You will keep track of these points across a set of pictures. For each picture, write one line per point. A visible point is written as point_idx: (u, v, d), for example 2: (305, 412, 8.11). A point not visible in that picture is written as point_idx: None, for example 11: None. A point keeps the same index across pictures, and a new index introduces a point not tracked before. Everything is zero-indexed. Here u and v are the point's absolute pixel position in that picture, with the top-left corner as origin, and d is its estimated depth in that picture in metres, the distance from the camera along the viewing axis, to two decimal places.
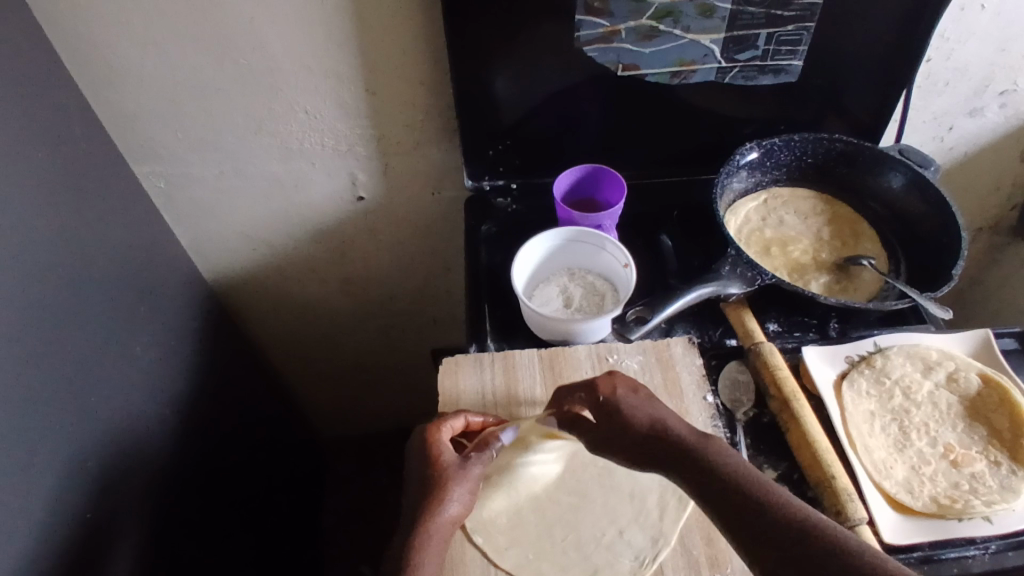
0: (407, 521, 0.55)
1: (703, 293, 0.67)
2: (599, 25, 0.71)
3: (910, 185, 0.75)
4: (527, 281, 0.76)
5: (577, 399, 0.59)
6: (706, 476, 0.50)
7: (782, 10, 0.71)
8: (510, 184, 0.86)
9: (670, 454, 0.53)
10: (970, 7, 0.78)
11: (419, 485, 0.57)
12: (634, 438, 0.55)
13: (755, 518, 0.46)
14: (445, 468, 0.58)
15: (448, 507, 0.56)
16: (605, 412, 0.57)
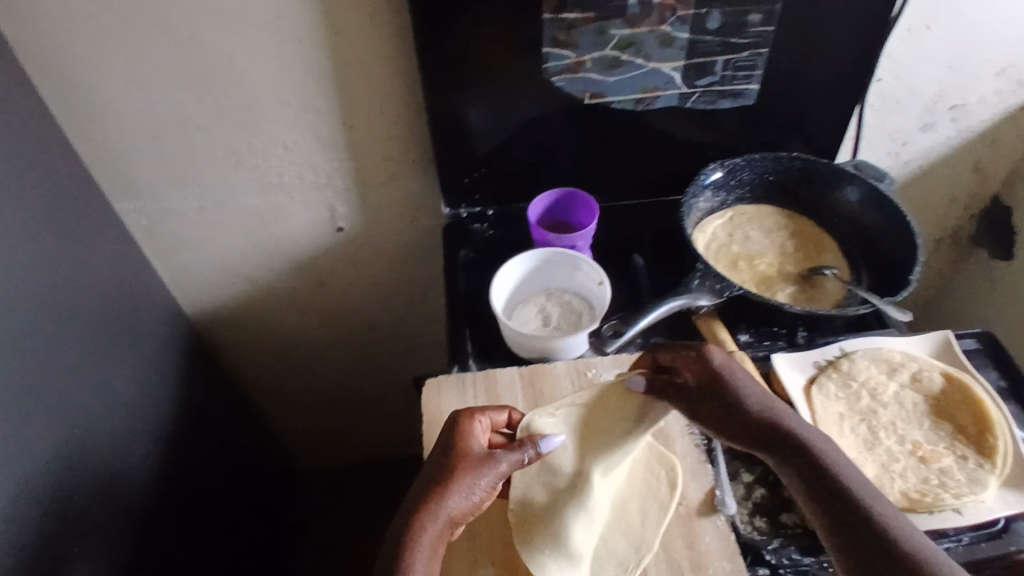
0: (419, 490, 0.55)
1: (674, 305, 0.69)
2: (566, 55, 0.75)
3: (865, 197, 0.79)
4: (507, 302, 0.78)
5: (683, 358, 0.59)
6: (821, 482, 0.53)
7: (738, 37, 0.76)
8: (485, 211, 0.89)
9: (782, 445, 0.55)
10: (916, 28, 0.83)
11: (432, 470, 0.56)
12: (744, 419, 0.57)
13: (863, 531, 0.50)
14: (461, 458, 0.56)
15: (451, 503, 0.54)
16: (714, 382, 0.57)
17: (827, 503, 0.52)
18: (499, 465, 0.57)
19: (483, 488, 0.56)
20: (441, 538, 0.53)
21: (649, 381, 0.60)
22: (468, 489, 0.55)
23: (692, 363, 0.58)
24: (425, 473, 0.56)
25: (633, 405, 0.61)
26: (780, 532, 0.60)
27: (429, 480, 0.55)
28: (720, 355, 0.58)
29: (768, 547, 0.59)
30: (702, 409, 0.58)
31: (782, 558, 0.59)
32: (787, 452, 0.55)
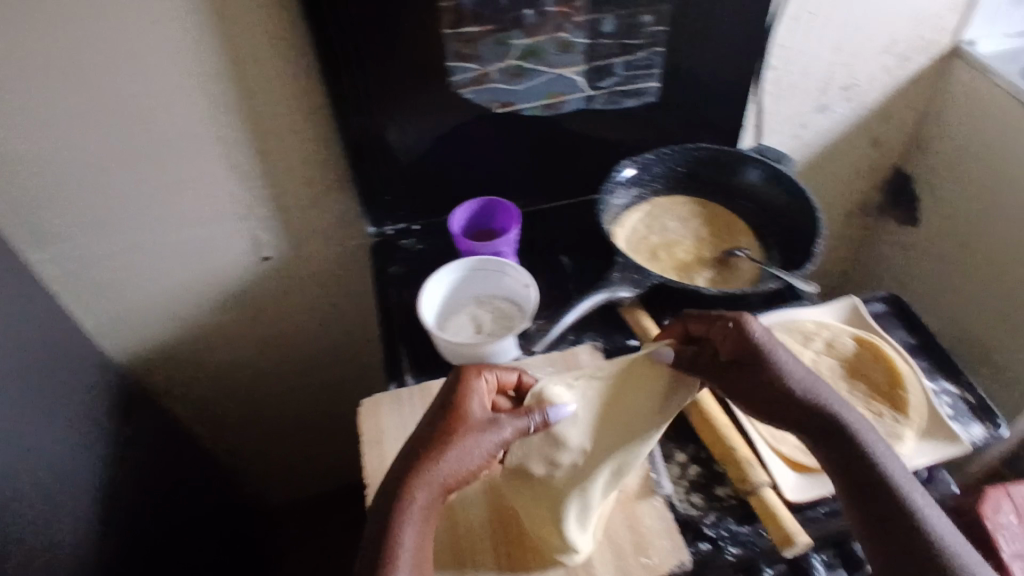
0: (417, 446, 0.57)
1: (598, 299, 0.72)
2: (471, 68, 0.77)
3: (767, 176, 0.84)
4: (439, 311, 0.79)
5: (723, 330, 0.61)
6: (845, 453, 0.57)
7: (633, 39, 0.80)
8: (410, 226, 0.90)
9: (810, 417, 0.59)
10: (801, 18, 0.90)
11: (431, 427, 0.58)
12: (778, 388, 0.59)
13: (879, 500, 0.55)
14: (462, 422, 0.58)
15: (445, 466, 0.56)
16: (749, 355, 0.60)
17: (848, 470, 0.57)
18: (501, 431, 0.59)
19: (483, 452, 0.58)
20: (433, 496, 0.56)
21: (680, 353, 0.63)
22: (468, 453, 0.57)
23: (731, 335, 0.61)
24: (423, 428, 0.58)
25: (660, 374, 0.63)
26: (715, 506, 0.63)
27: (428, 437, 0.57)
28: (760, 330, 0.61)
29: (705, 522, 0.62)
30: (740, 382, 0.60)
31: (720, 530, 0.62)
32: (818, 424, 0.58)
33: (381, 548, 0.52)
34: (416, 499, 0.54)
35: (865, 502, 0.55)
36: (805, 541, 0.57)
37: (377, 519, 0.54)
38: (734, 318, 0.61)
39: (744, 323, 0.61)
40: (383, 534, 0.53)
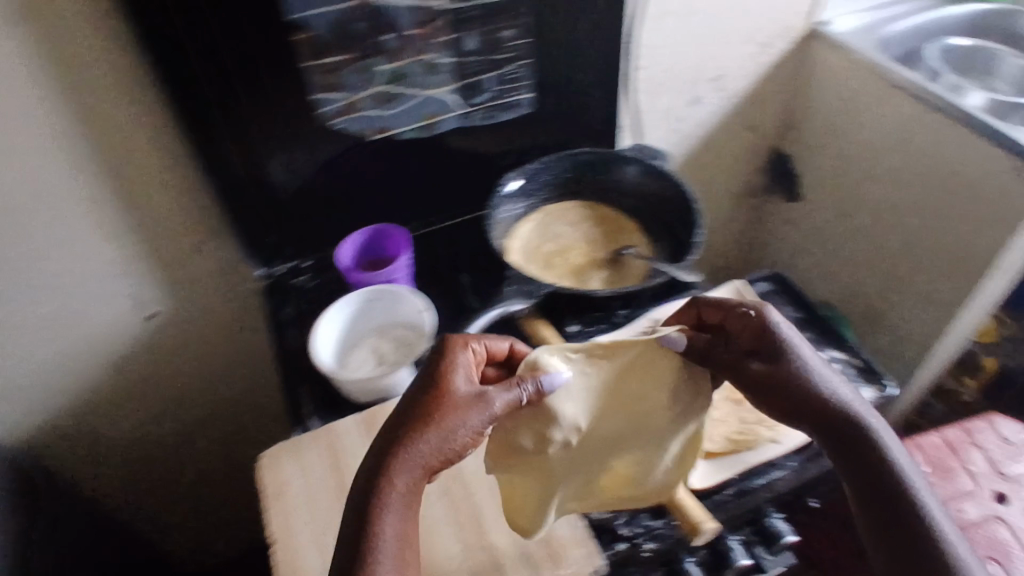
0: (401, 425, 0.58)
1: (492, 315, 0.74)
2: (339, 98, 0.76)
3: (644, 173, 0.87)
4: (339, 348, 0.77)
5: (743, 320, 0.64)
6: (856, 445, 0.60)
7: (498, 53, 0.80)
8: (300, 263, 0.88)
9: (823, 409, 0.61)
10: (662, 18, 0.94)
11: (413, 404, 0.59)
12: (795, 378, 0.62)
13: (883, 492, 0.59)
14: (444, 398, 0.58)
15: (425, 445, 0.57)
16: (769, 346, 0.63)
17: (852, 459, 0.60)
18: (490, 404, 0.59)
19: (468, 428, 0.58)
20: (419, 475, 0.57)
21: (693, 341, 0.65)
22: (451, 431, 0.57)
23: (749, 325, 0.64)
24: (406, 406, 0.59)
25: (674, 363, 0.65)
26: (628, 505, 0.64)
27: (411, 417, 0.58)
28: (780, 324, 0.64)
29: (619, 522, 0.63)
30: (761, 374, 0.63)
31: (635, 528, 0.63)
32: (831, 416, 0.61)
33: (364, 530, 0.54)
34: (396, 480, 0.56)
35: (870, 489, 0.59)
36: (714, 526, 0.59)
37: (357, 500, 0.56)
38: (757, 311, 0.64)
39: (768, 316, 0.64)
40: (367, 516, 0.54)
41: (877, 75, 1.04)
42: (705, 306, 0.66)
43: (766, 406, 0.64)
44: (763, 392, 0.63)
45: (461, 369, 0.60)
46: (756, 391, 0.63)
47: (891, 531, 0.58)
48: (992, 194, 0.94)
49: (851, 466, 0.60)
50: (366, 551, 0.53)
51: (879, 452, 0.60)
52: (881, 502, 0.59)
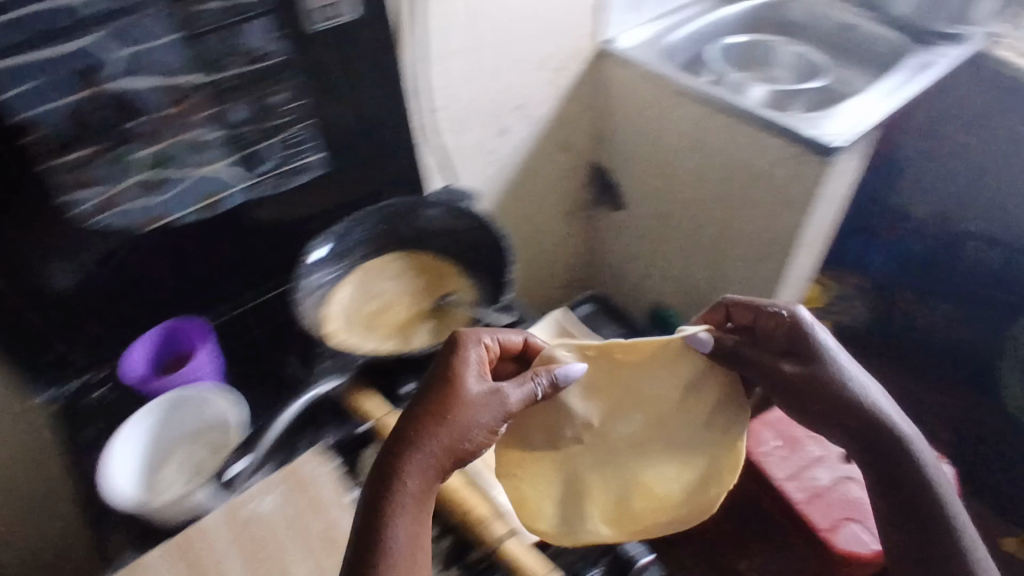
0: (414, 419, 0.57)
1: (308, 398, 0.69)
2: (93, 195, 0.68)
3: (449, 212, 0.86)
4: (143, 471, 0.71)
5: (777, 320, 0.66)
6: (879, 445, 0.61)
7: (271, 120, 0.77)
8: (94, 376, 0.78)
9: (851, 412, 0.62)
10: (450, 56, 0.94)
11: (430, 395, 0.58)
12: (825, 380, 0.62)
13: (905, 494, 0.59)
14: (457, 390, 0.58)
15: (440, 435, 0.56)
16: (800, 347, 0.64)
17: (877, 461, 0.61)
18: (507, 394, 0.61)
19: (482, 422, 0.58)
20: (433, 470, 0.55)
21: (717, 343, 0.68)
22: (469, 424, 0.57)
23: (783, 326, 0.65)
24: (419, 400, 0.59)
25: (693, 362, 0.70)
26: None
27: (423, 411, 0.57)
28: (811, 326, 0.65)
29: None
30: (792, 379, 0.63)
31: None
32: (864, 419, 0.61)
33: (376, 529, 0.52)
34: (409, 480, 0.54)
35: (889, 488, 0.60)
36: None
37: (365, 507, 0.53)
38: (789, 313, 0.65)
39: (804, 320, 0.65)
40: (379, 514, 0.52)
41: (661, 84, 1.10)
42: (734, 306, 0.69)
43: (791, 409, 0.65)
44: (791, 394, 0.64)
45: (475, 362, 0.61)
46: (783, 394, 0.65)
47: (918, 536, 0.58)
48: (776, 180, 1.01)
49: (880, 467, 0.61)
50: (379, 551, 0.50)
51: (909, 456, 0.60)
52: (909, 511, 0.59)
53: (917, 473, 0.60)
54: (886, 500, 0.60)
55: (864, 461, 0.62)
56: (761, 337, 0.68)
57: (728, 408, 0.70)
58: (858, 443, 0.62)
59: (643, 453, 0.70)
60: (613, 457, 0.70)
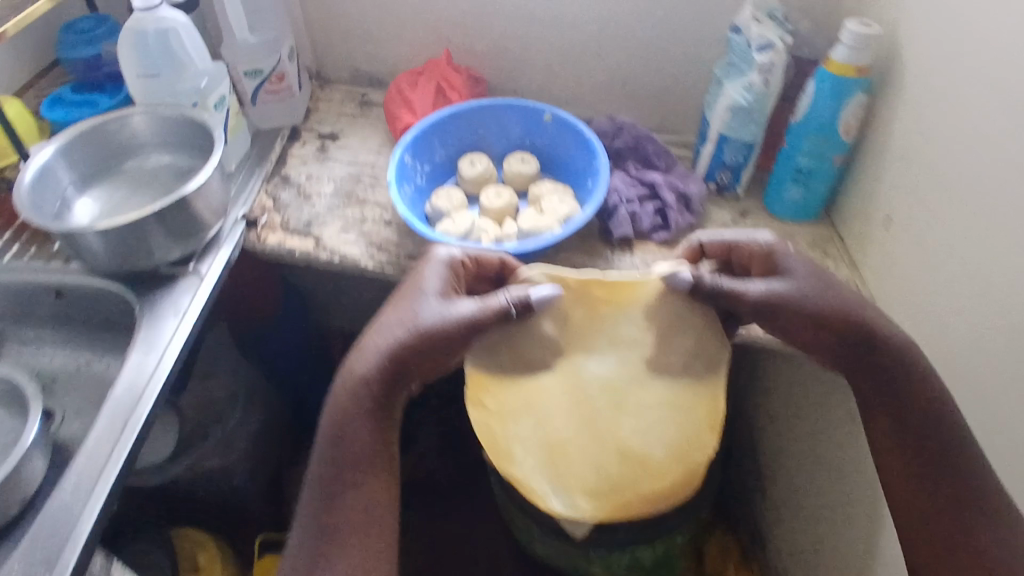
0: (383, 327, 0.68)
1: None
2: None
3: None
4: None
5: (754, 255, 0.70)
6: (874, 351, 0.65)
7: None
8: None
9: (846, 335, 0.66)
10: None
11: (397, 307, 0.69)
12: (822, 310, 0.65)
13: (919, 412, 0.63)
14: (416, 295, 0.69)
15: (397, 337, 0.66)
16: (772, 270, 0.69)
17: (874, 377, 0.66)
18: (467, 306, 0.67)
19: (437, 333, 0.66)
20: (399, 368, 0.67)
21: (692, 278, 0.67)
22: (430, 331, 0.66)
23: (759, 260, 0.70)
24: (389, 308, 0.70)
25: (672, 301, 0.71)
26: None
27: (395, 316, 0.68)
28: (789, 252, 0.69)
29: None
30: (786, 305, 0.65)
31: None
32: (864, 334, 0.65)
33: (342, 420, 0.67)
34: (370, 375, 0.66)
35: (891, 397, 0.65)
36: None
37: (334, 396, 0.68)
38: (764, 242, 0.70)
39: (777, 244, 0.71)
40: (344, 405, 0.67)
41: None
42: (705, 245, 0.72)
43: (780, 332, 0.68)
44: (782, 322, 0.66)
45: (439, 284, 0.69)
46: (773, 318, 0.66)
47: (916, 452, 0.64)
48: None
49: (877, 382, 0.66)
50: (341, 437, 0.67)
51: (913, 365, 0.64)
52: (914, 441, 0.64)
53: (929, 388, 0.63)
54: (893, 413, 0.65)
55: (875, 390, 0.66)
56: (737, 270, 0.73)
57: (704, 356, 0.73)
58: (861, 355, 0.66)
59: (629, 409, 0.73)
60: (595, 422, 0.73)
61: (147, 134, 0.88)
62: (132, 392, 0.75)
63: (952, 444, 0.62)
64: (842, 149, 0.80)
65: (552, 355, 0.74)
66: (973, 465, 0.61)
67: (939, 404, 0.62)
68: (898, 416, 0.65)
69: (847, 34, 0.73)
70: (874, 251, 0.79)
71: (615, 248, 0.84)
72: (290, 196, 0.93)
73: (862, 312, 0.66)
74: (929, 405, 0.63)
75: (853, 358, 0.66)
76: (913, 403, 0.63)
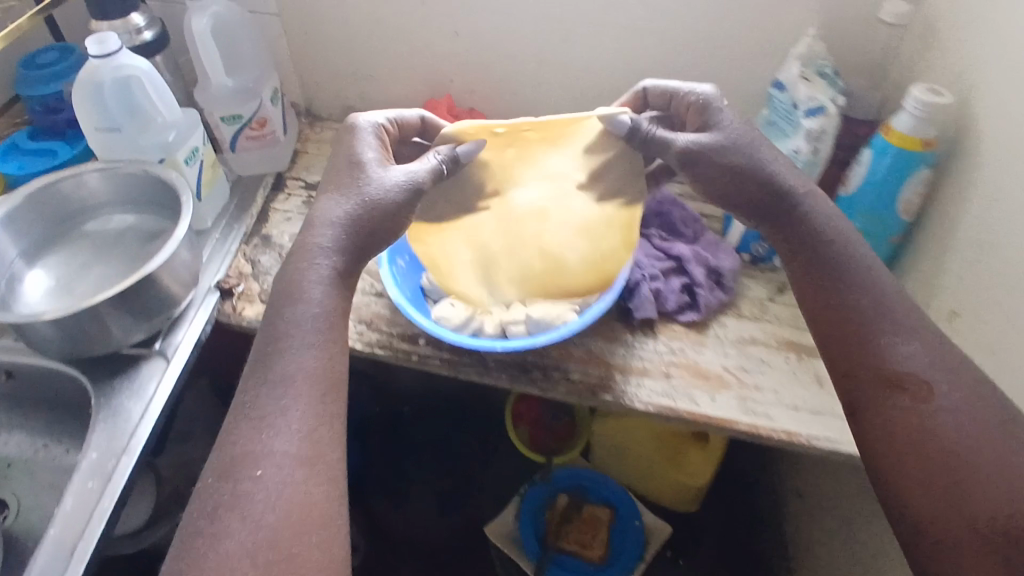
0: (331, 191, 0.63)
1: None
2: None
3: None
4: None
5: (692, 108, 0.66)
6: (817, 218, 0.62)
7: None
8: None
9: (777, 198, 0.63)
10: None
11: (336, 189, 0.63)
12: (756, 172, 0.63)
13: (862, 281, 0.59)
14: (355, 170, 0.63)
15: (343, 209, 0.61)
16: (705, 122, 0.65)
17: (811, 250, 0.62)
18: (398, 174, 0.62)
19: (382, 203, 0.61)
20: (355, 233, 0.61)
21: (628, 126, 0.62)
22: (377, 204, 0.61)
23: (693, 113, 0.66)
24: (327, 182, 0.64)
25: (600, 141, 0.66)
26: None
27: (338, 190, 0.62)
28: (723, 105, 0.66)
29: None
30: (709, 154, 0.62)
31: None
32: (784, 192, 0.63)
33: (295, 298, 0.58)
34: (331, 271, 0.60)
35: (823, 280, 0.60)
36: None
37: (280, 275, 0.60)
38: (703, 94, 0.65)
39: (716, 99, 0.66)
40: (292, 272, 0.59)
41: None
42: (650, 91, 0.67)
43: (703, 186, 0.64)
44: (716, 171, 0.63)
45: (375, 149, 0.64)
46: (693, 172, 0.63)
47: (856, 328, 0.57)
48: None
49: (805, 257, 0.62)
50: (286, 327, 0.57)
51: (839, 232, 0.62)
52: (853, 317, 0.57)
53: (851, 250, 0.61)
54: (820, 289, 0.60)
55: (805, 267, 0.62)
56: (675, 122, 0.68)
57: (633, 186, 0.67)
58: (796, 233, 0.63)
59: (552, 226, 0.69)
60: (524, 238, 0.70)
61: (106, 194, 0.79)
62: (98, 472, 0.66)
63: (895, 302, 0.57)
64: (897, 227, 0.69)
65: (483, 195, 0.68)
66: (916, 325, 0.56)
67: (853, 247, 0.61)
68: (829, 292, 0.60)
69: (911, 102, 0.62)
70: None
71: (636, 330, 0.75)
72: (271, 260, 0.84)
73: (795, 185, 0.63)
74: (885, 307, 0.57)
75: (784, 233, 0.63)
76: (841, 269, 0.60)
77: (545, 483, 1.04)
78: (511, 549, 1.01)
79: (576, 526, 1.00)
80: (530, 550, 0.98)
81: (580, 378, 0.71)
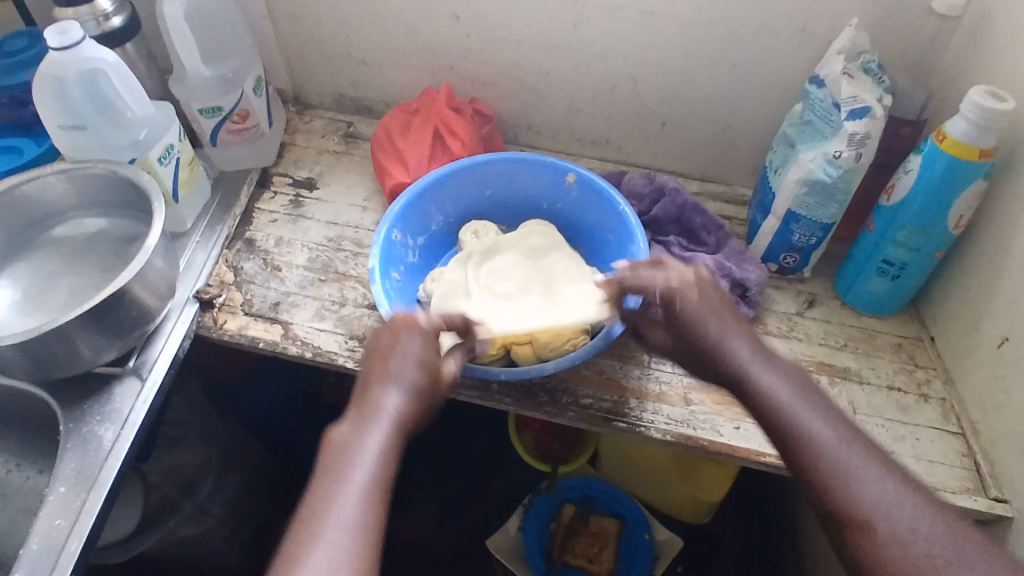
0: (355, 418, 0.51)
1: None
2: None
3: None
4: None
5: (654, 290, 0.58)
6: (776, 397, 0.51)
7: None
8: None
9: (740, 387, 0.53)
10: None
11: (357, 414, 0.51)
12: (727, 364, 0.53)
13: (803, 451, 0.48)
14: (369, 393, 0.52)
15: (379, 436, 0.50)
16: (674, 314, 0.57)
17: (779, 436, 0.50)
18: (414, 380, 0.53)
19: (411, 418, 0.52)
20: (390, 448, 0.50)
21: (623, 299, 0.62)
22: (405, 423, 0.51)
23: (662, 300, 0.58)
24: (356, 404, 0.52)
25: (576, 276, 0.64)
26: None
27: (363, 412, 0.51)
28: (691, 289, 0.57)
29: None
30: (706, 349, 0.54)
31: None
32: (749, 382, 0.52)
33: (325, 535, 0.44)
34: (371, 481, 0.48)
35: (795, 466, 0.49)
36: None
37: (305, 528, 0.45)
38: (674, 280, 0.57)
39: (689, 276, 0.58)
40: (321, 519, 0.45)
41: None
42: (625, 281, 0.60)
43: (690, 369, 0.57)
44: (698, 360, 0.56)
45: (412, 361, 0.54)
46: (685, 359, 0.57)
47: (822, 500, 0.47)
48: None
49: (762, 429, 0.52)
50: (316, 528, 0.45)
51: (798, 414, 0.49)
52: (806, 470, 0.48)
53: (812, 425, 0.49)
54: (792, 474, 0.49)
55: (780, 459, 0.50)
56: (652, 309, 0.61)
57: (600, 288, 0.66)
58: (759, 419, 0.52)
59: None
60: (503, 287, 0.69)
61: (72, 197, 0.73)
62: (68, 505, 0.61)
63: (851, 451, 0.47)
64: (944, 242, 0.63)
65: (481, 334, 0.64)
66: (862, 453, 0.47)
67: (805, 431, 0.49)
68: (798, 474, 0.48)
69: (967, 106, 0.55)
70: (979, 370, 0.62)
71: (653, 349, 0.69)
72: (255, 266, 0.77)
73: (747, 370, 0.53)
74: (829, 434, 0.48)
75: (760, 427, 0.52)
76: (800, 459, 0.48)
77: (551, 493, 0.99)
78: (513, 561, 0.96)
79: (584, 538, 0.96)
80: (534, 563, 0.94)
81: (591, 402, 0.65)
